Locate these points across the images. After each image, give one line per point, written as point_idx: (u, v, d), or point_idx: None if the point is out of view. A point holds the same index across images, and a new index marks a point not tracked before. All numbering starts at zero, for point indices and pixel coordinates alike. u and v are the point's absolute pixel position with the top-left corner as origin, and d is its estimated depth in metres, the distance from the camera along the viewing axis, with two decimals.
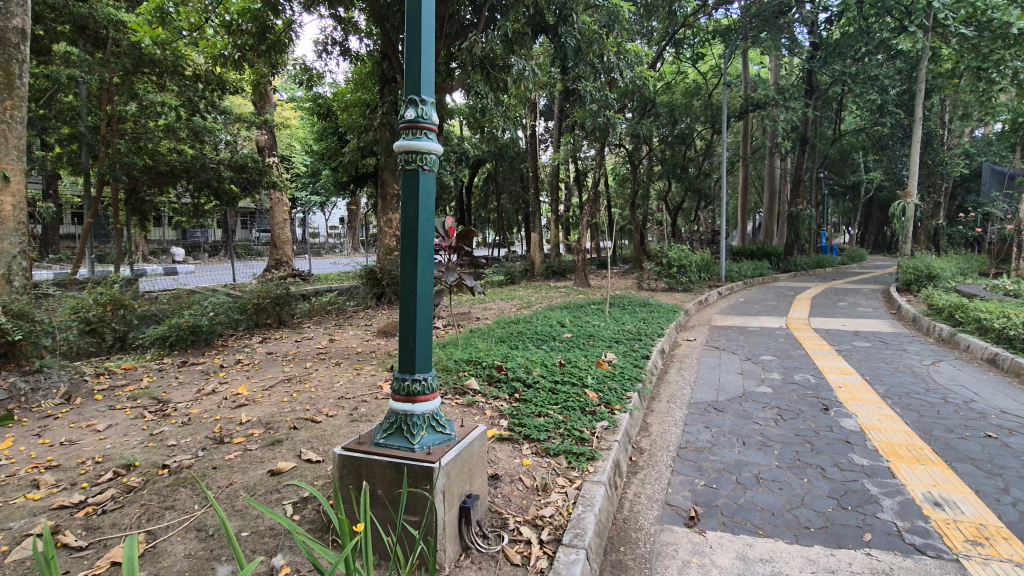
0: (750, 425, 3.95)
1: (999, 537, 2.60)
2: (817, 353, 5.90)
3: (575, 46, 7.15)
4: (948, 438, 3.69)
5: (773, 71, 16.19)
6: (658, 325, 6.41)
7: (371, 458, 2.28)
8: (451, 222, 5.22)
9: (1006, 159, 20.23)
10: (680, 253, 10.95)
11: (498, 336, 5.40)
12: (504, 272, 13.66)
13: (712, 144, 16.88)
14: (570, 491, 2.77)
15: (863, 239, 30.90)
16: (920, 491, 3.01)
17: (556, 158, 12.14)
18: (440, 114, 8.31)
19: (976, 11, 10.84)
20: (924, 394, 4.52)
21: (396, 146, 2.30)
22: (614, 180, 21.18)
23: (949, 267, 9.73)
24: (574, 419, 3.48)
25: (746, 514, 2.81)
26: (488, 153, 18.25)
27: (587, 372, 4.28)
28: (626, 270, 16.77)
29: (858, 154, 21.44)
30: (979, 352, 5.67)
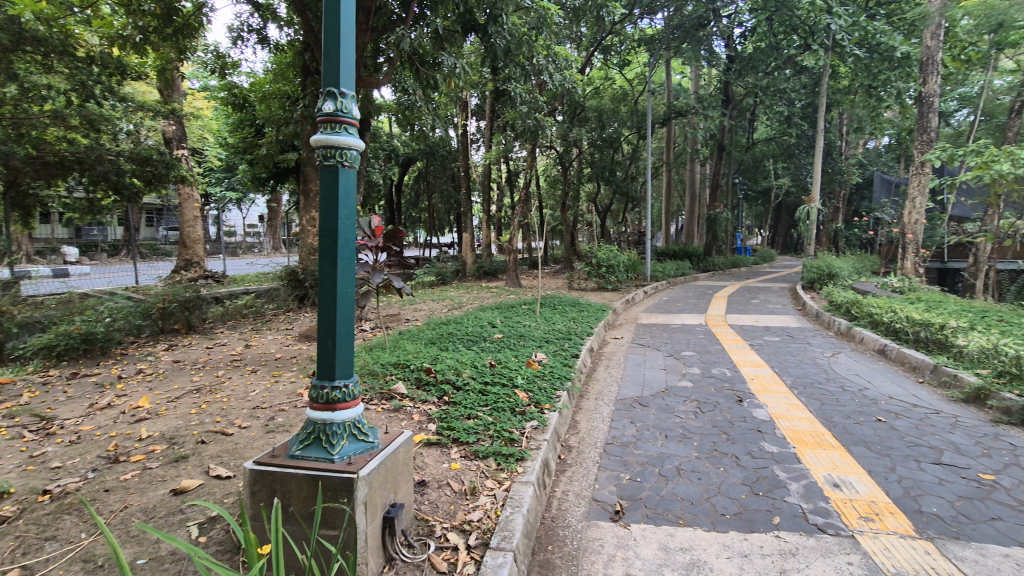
0: (672, 419, 4.11)
1: (886, 512, 2.86)
2: (732, 347, 6.26)
3: (505, 47, 7.10)
4: (845, 423, 4.03)
5: (693, 82, 17.12)
6: (587, 324, 6.54)
7: (286, 471, 2.15)
8: (378, 222, 5.07)
9: (892, 169, 22.53)
10: (608, 253, 11.25)
11: (427, 337, 5.30)
12: (435, 273, 13.47)
13: (638, 149, 17.59)
14: (499, 493, 2.75)
15: (773, 240, 33.42)
16: (821, 473, 3.26)
17: (487, 158, 12.11)
18: (367, 110, 8.04)
19: (867, 35, 11.91)
20: (826, 384, 4.91)
21: (313, 139, 2.17)
22: (545, 180, 21.47)
23: (846, 267, 10.67)
24: (503, 419, 3.46)
25: (667, 505, 2.91)
26: (418, 151, 18.24)
27: (516, 372, 4.29)
28: (557, 271, 17.09)
29: (768, 161, 23.08)
30: (871, 344, 6.25)
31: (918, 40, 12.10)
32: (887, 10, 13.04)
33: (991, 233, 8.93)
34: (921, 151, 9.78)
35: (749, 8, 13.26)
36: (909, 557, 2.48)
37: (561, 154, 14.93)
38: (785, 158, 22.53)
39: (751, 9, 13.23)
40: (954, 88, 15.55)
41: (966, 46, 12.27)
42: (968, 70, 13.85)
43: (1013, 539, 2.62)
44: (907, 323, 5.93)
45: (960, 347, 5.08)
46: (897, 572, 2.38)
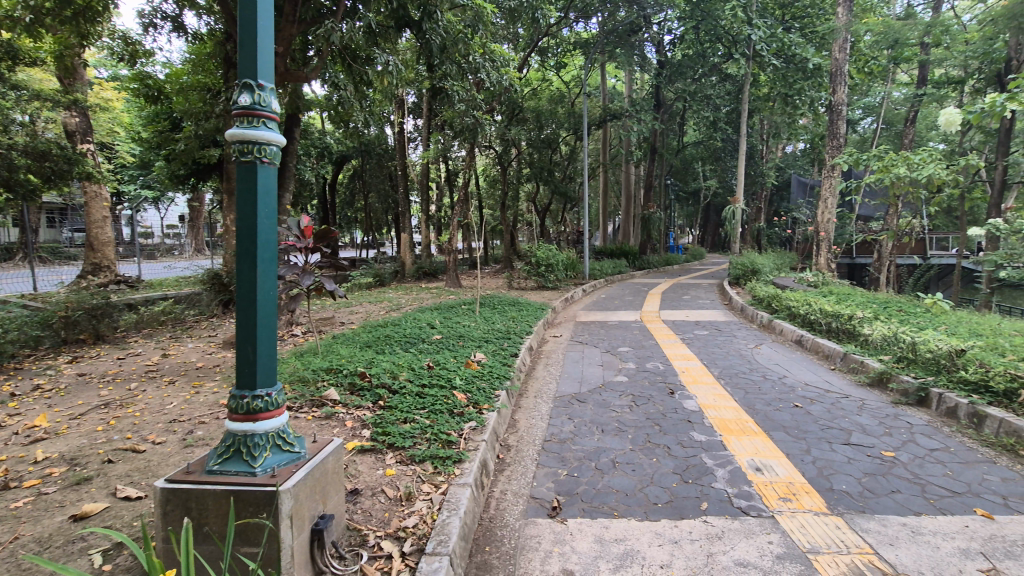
0: (608, 414, 4.21)
1: (803, 491, 3.06)
2: (665, 342, 6.50)
3: (440, 44, 7.03)
4: (766, 410, 4.28)
5: (627, 86, 17.68)
6: (526, 323, 6.59)
7: (202, 488, 2.01)
8: (308, 222, 4.87)
9: (807, 172, 24.27)
10: (547, 252, 11.39)
11: (363, 341, 5.15)
12: (373, 274, 13.19)
13: (575, 150, 17.96)
14: (435, 497, 2.69)
15: (702, 239, 35.17)
16: (744, 459, 3.44)
17: (424, 157, 11.93)
18: (296, 104, 7.71)
19: (783, 46, 12.87)
20: (749, 374, 5.20)
21: (227, 134, 2.04)
22: (484, 180, 21.46)
23: (767, 264, 11.35)
24: (441, 422, 3.41)
25: (603, 498, 2.98)
26: (353, 149, 17.71)
27: (455, 373, 4.25)
28: (497, 270, 17.12)
29: (697, 164, 24.22)
30: (790, 335, 6.69)
31: (827, 52, 13.07)
32: (799, 24, 14.02)
33: (891, 232, 9.79)
34: (831, 155, 10.57)
35: (677, 16, 13.86)
36: (821, 533, 2.66)
37: (500, 154, 14.98)
38: (713, 161, 23.71)
39: (679, 17, 13.83)
40: (859, 98, 16.93)
41: (869, 59, 13.40)
42: (871, 81, 15.13)
43: (910, 509, 2.88)
44: (821, 314, 6.40)
45: (865, 336, 5.54)
46: (812, 547, 2.55)
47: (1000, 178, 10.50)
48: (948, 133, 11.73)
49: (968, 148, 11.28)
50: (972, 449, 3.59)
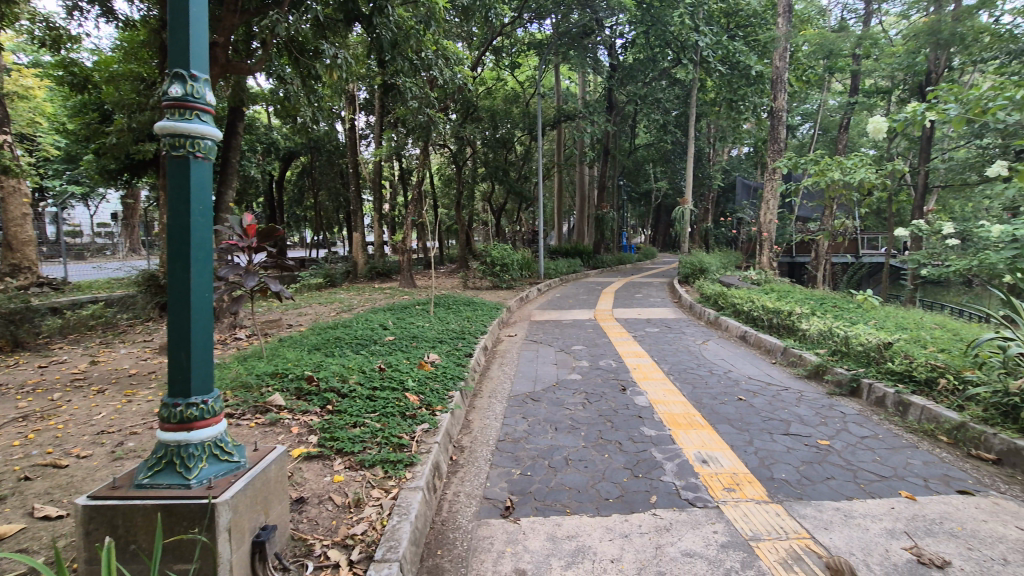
0: (561, 411, 4.25)
1: (745, 481, 3.19)
2: (617, 340, 6.63)
3: (391, 40, 6.87)
4: (712, 403, 4.43)
5: (580, 87, 17.91)
6: (481, 323, 6.57)
7: (131, 504, 1.88)
8: (251, 221, 4.66)
9: (751, 175, 25.36)
10: (502, 252, 11.39)
11: (311, 343, 4.99)
12: (323, 275, 12.86)
13: (530, 150, 18.07)
14: (385, 502, 2.63)
15: (653, 239, 36.23)
16: (692, 452, 3.55)
17: (376, 155, 11.68)
18: (238, 98, 7.37)
19: (727, 53, 13.36)
20: (697, 369, 5.37)
21: (156, 127, 1.91)
22: (439, 179, 21.25)
23: (714, 263, 11.77)
24: (392, 425, 3.34)
25: (555, 496, 3.00)
26: (302, 145, 17.14)
27: (407, 375, 4.18)
28: (453, 270, 17.00)
29: (648, 165, 24.89)
30: (734, 331, 6.97)
31: (768, 60, 13.67)
32: (743, 32, 14.60)
33: (826, 232, 10.35)
34: (772, 159, 11.06)
35: (628, 20, 14.14)
36: (762, 521, 2.78)
37: (455, 153, 14.88)
38: (663, 163, 24.38)
39: (630, 21, 14.12)
40: (798, 105, 17.82)
41: (806, 69, 14.12)
42: (808, 89, 15.92)
43: (843, 494, 3.05)
44: (763, 311, 6.69)
45: (803, 331, 5.83)
46: (754, 535, 2.66)
47: (921, 183, 11.29)
48: (877, 140, 12.51)
49: (895, 154, 12.05)
50: (897, 435, 3.85)
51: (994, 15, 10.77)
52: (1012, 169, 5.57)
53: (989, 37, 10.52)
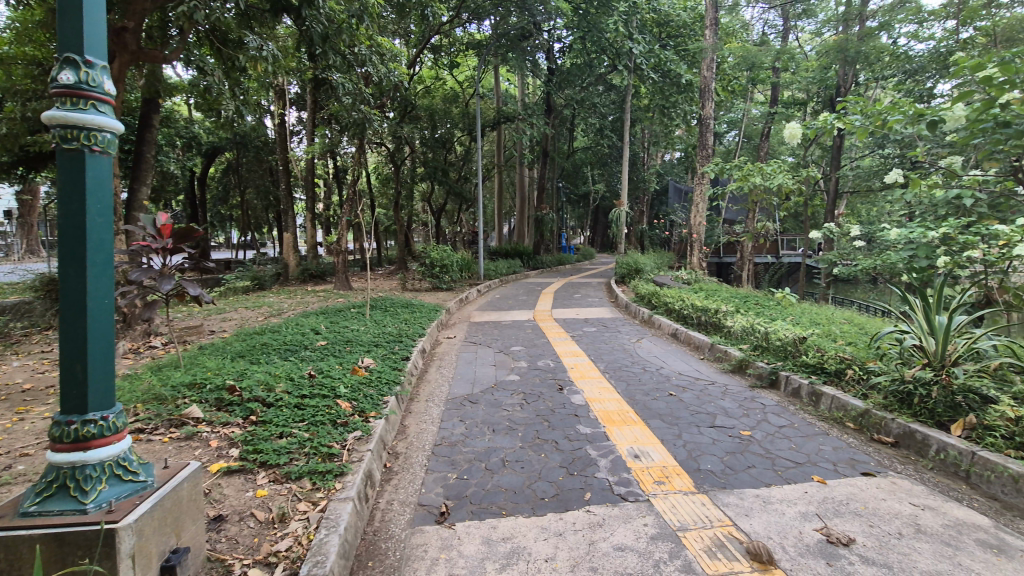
0: (499, 413, 4.25)
1: (674, 474, 3.31)
2: (556, 339, 6.73)
3: (322, 33, 6.63)
4: (645, 400, 4.58)
5: (519, 90, 17.97)
6: (419, 326, 6.47)
7: (15, 535, 1.70)
8: (165, 219, 4.36)
9: (683, 179, 26.53)
10: (442, 253, 11.28)
11: (235, 350, 4.72)
12: (251, 277, 12.24)
13: (470, 151, 18.03)
14: (312, 516, 2.51)
15: (592, 240, 37.19)
16: (625, 448, 3.65)
17: (309, 152, 11.24)
18: (152, 88, 6.86)
19: (660, 61, 13.69)
20: (631, 366, 5.54)
21: (43, 116, 1.72)
22: (376, 178, 20.73)
23: (648, 263, 12.20)
24: (321, 434, 3.21)
25: (491, 498, 2.99)
26: (227, 140, 16.21)
27: (339, 381, 4.04)
28: (391, 272, 16.64)
29: (587, 168, 25.51)
30: (666, 329, 7.25)
31: (697, 70, 14.38)
32: (674, 42, 15.23)
33: (750, 234, 10.98)
34: (701, 164, 11.59)
35: (566, 26, 14.41)
36: (689, 511, 2.89)
37: (392, 152, 14.57)
38: (600, 166, 25.07)
39: (567, 26, 14.38)
40: (724, 113, 18.83)
41: (731, 79, 14.95)
42: (733, 99, 16.87)
43: (762, 481, 3.23)
44: (692, 309, 7.00)
45: (728, 327, 6.15)
46: (681, 525, 2.76)
47: (832, 188, 12.22)
48: (794, 148, 13.41)
49: (809, 161, 12.97)
50: (811, 423, 4.13)
51: (893, 36, 11.82)
52: (908, 176, 6.09)
53: (889, 56, 11.53)
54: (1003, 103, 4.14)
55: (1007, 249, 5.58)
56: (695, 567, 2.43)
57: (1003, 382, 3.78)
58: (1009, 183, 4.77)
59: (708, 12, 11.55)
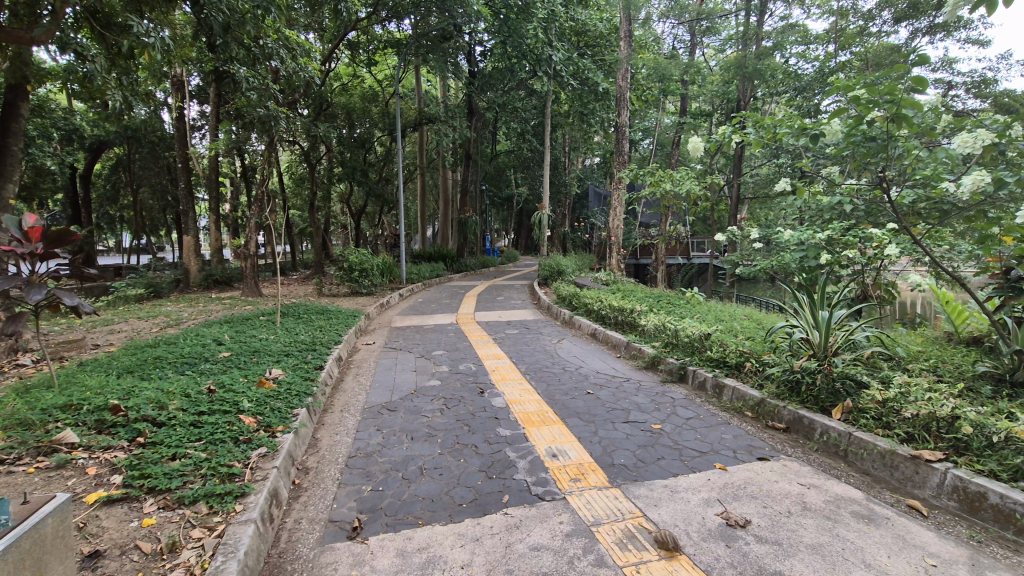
0: (418, 420, 4.17)
1: (590, 470, 3.41)
2: (478, 343, 6.73)
3: (224, 23, 6.20)
4: (564, 399, 4.69)
5: (442, 91, 17.82)
6: (335, 333, 6.22)
7: None
8: (35, 221, 3.82)
9: (602, 183, 27.54)
10: (360, 257, 10.94)
11: (123, 366, 4.29)
12: (145, 284, 11.23)
13: (391, 151, 17.62)
14: (208, 542, 2.33)
15: (516, 243, 37.63)
16: (543, 448, 3.71)
17: (211, 150, 10.45)
18: (19, 72, 6.08)
19: (578, 69, 14.35)
20: (552, 367, 5.65)
21: None
22: (290, 178, 19.71)
23: (569, 265, 12.52)
24: (220, 453, 2.99)
25: (407, 509, 2.92)
26: (115, 134, 14.76)
27: (243, 395, 3.79)
28: (307, 276, 15.89)
29: (510, 171, 25.78)
30: (586, 329, 7.46)
31: (613, 80, 14.99)
32: (591, 51, 15.75)
33: (662, 237, 11.56)
34: (617, 169, 12.03)
35: (486, 29, 14.48)
36: (603, 506, 2.98)
37: (307, 151, 13.93)
38: (523, 170, 25.43)
39: (489, 31, 14.46)
40: (639, 121, 19.75)
41: (645, 89, 15.71)
42: (647, 108, 17.75)
43: (671, 472, 3.41)
44: (609, 309, 7.28)
45: (642, 326, 6.45)
46: (595, 520, 2.84)
47: (735, 193, 13.14)
48: (701, 156, 14.30)
49: (715, 169, 13.91)
50: (714, 414, 4.43)
51: (786, 56, 12.94)
52: (794, 185, 6.66)
53: (781, 73, 12.60)
54: (870, 121, 4.63)
55: (878, 250, 6.27)
56: (607, 560, 2.51)
57: (873, 368, 4.25)
58: (877, 193, 5.36)
59: (623, 25, 12.05)
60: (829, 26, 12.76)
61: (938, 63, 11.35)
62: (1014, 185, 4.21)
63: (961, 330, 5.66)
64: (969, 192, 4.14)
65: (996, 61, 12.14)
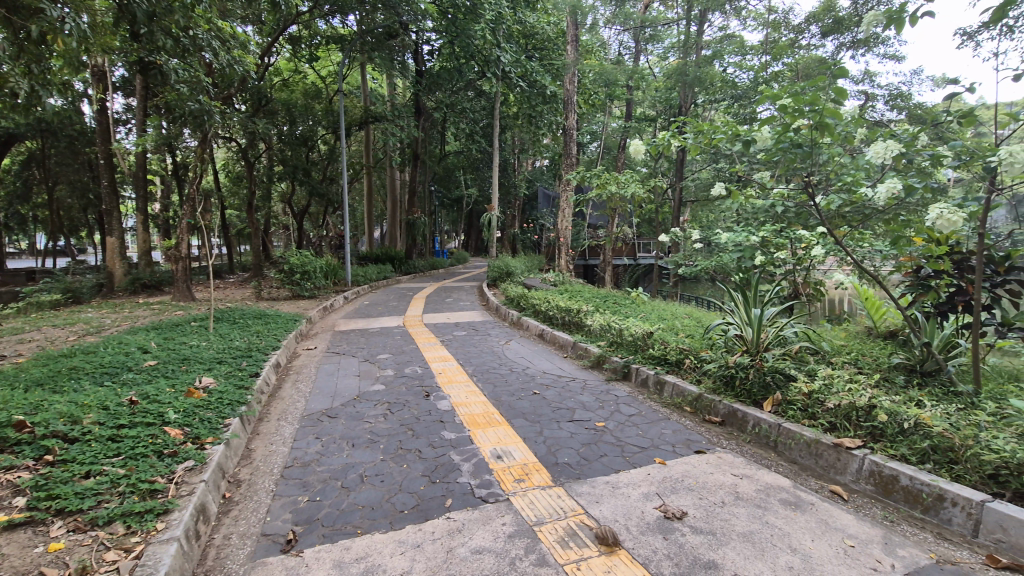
0: (360, 426, 4.06)
1: (534, 470, 3.43)
2: (425, 345, 6.64)
3: (149, 12, 5.85)
4: (510, 400, 4.70)
5: (389, 90, 17.52)
6: (273, 338, 5.99)
7: None
8: None
9: (552, 186, 27.90)
10: (302, 259, 10.58)
11: (32, 378, 3.95)
12: (62, 289, 10.44)
13: (336, 150, 17.14)
14: (124, 564, 2.18)
15: (467, 244, 37.55)
16: (487, 449, 3.70)
17: (137, 146, 9.83)
18: None
19: (525, 72, 14.46)
20: (499, 368, 5.65)
21: None
22: (226, 177, 18.82)
23: (518, 266, 12.58)
24: (141, 468, 2.81)
25: (346, 518, 2.83)
26: (27, 126, 13.62)
27: (169, 406, 3.58)
28: (246, 279, 15.23)
29: (459, 172, 25.69)
30: (534, 329, 7.51)
31: (561, 83, 15.19)
32: (539, 55, 15.93)
33: (608, 238, 11.82)
34: (565, 171, 12.19)
35: (434, 28, 14.35)
36: (546, 505, 3.01)
37: (245, 148, 13.33)
38: (473, 171, 25.38)
39: (436, 30, 14.35)
40: (586, 124, 20.12)
41: (591, 93, 16.01)
42: (594, 111, 18.09)
43: (613, 468, 3.48)
44: (557, 310, 7.37)
45: (588, 326, 6.56)
46: (538, 519, 2.86)
47: (677, 196, 13.64)
48: (645, 159, 14.72)
49: (658, 172, 14.35)
50: (655, 410, 4.56)
51: (723, 65, 13.54)
52: (729, 188, 6.94)
53: (719, 81, 13.15)
54: (796, 129, 4.90)
55: (806, 251, 6.64)
56: (549, 559, 2.53)
57: (800, 362, 4.49)
58: (804, 198, 5.67)
59: (569, 29, 12.23)
60: (763, 38, 13.45)
61: (860, 76, 12.19)
62: (921, 191, 4.56)
63: (879, 326, 6.07)
64: (882, 199, 4.45)
65: (910, 76, 13.16)
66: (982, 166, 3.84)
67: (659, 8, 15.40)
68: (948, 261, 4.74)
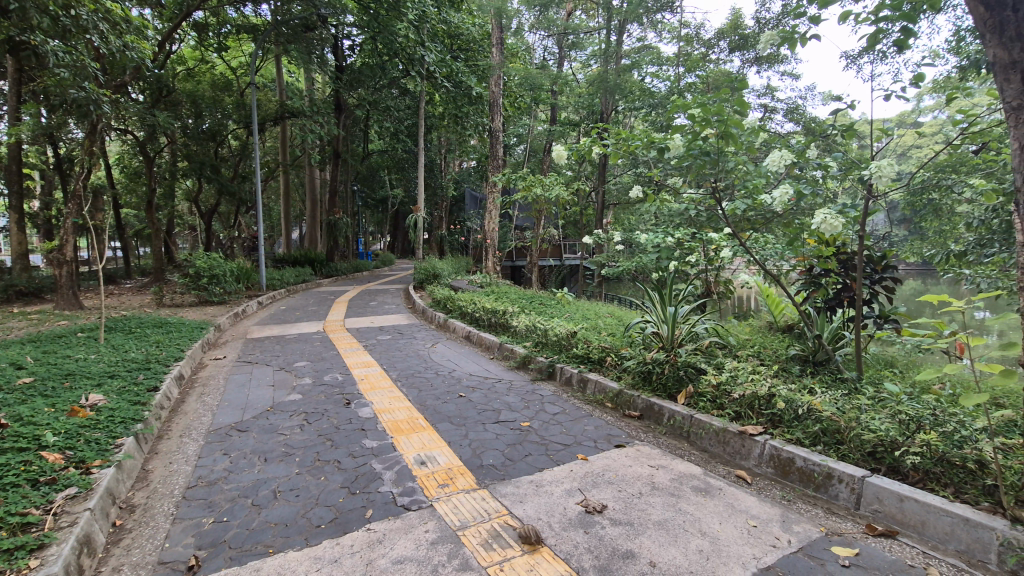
0: (274, 439, 3.84)
1: (458, 474, 3.40)
2: (347, 351, 6.41)
3: None
4: (435, 404, 4.64)
5: (307, 84, 16.76)
6: (175, 348, 5.54)
7: None
8: None
9: (479, 187, 27.96)
10: (210, 262, 9.86)
11: None
12: None
13: (249, 145, 16.16)
14: None
15: (393, 246, 36.69)
16: (411, 456, 3.63)
17: (8, 135, 8.72)
18: None
19: (450, 72, 14.35)
20: (424, 372, 5.56)
21: None
22: (121, 173, 17.16)
23: (445, 268, 12.46)
24: (11, 500, 2.47)
25: (256, 538, 2.67)
26: None
27: (47, 428, 3.20)
28: (146, 285, 13.95)
29: (384, 171, 25.05)
30: (460, 332, 7.46)
31: (485, 85, 15.23)
32: (464, 55, 15.94)
33: (534, 239, 12.00)
34: (492, 173, 12.22)
35: (355, 23, 13.90)
36: (470, 508, 3.00)
37: (144, 141, 12.23)
38: (397, 171, 24.83)
39: (357, 24, 13.92)
40: (512, 127, 20.34)
41: (517, 96, 16.17)
42: (520, 114, 18.31)
43: (537, 467, 3.53)
44: (483, 311, 7.37)
45: (514, 327, 6.62)
46: (461, 524, 2.84)
47: (599, 199, 14.11)
48: (569, 163, 15.10)
49: (581, 176, 14.77)
50: (579, 407, 4.69)
51: (642, 74, 14.17)
52: (646, 192, 7.26)
53: (637, 90, 13.74)
54: (704, 138, 5.21)
55: (715, 253, 7.09)
56: (471, 563, 2.52)
57: (710, 356, 4.79)
58: (711, 202, 6.05)
59: (494, 32, 12.25)
60: (677, 50, 14.23)
61: (761, 90, 13.23)
62: (811, 196, 5.00)
63: (779, 320, 6.60)
64: (779, 204, 4.83)
65: (804, 91, 14.47)
66: (860, 177, 4.28)
67: (581, 18, 15.89)
68: (834, 260, 5.25)
